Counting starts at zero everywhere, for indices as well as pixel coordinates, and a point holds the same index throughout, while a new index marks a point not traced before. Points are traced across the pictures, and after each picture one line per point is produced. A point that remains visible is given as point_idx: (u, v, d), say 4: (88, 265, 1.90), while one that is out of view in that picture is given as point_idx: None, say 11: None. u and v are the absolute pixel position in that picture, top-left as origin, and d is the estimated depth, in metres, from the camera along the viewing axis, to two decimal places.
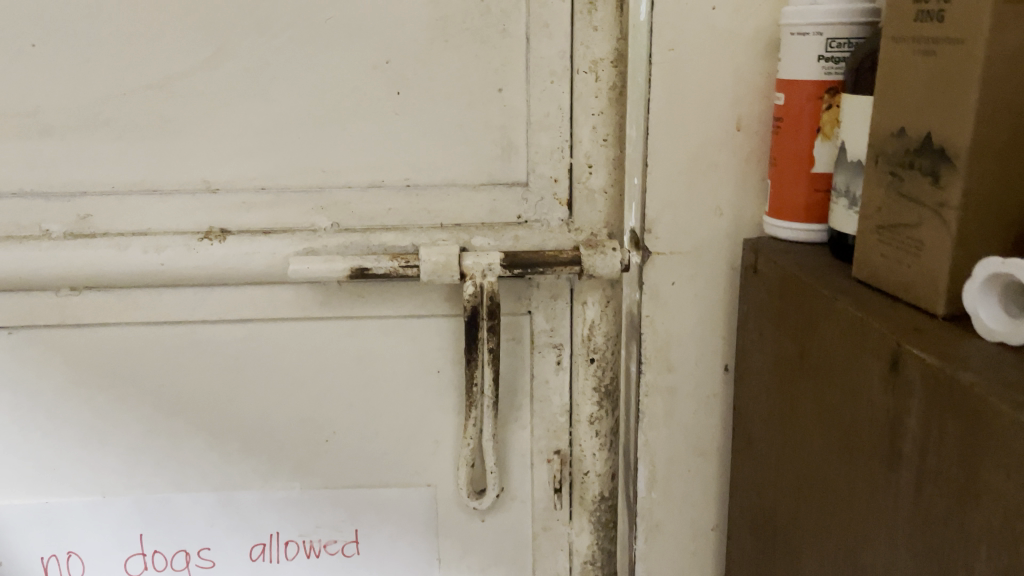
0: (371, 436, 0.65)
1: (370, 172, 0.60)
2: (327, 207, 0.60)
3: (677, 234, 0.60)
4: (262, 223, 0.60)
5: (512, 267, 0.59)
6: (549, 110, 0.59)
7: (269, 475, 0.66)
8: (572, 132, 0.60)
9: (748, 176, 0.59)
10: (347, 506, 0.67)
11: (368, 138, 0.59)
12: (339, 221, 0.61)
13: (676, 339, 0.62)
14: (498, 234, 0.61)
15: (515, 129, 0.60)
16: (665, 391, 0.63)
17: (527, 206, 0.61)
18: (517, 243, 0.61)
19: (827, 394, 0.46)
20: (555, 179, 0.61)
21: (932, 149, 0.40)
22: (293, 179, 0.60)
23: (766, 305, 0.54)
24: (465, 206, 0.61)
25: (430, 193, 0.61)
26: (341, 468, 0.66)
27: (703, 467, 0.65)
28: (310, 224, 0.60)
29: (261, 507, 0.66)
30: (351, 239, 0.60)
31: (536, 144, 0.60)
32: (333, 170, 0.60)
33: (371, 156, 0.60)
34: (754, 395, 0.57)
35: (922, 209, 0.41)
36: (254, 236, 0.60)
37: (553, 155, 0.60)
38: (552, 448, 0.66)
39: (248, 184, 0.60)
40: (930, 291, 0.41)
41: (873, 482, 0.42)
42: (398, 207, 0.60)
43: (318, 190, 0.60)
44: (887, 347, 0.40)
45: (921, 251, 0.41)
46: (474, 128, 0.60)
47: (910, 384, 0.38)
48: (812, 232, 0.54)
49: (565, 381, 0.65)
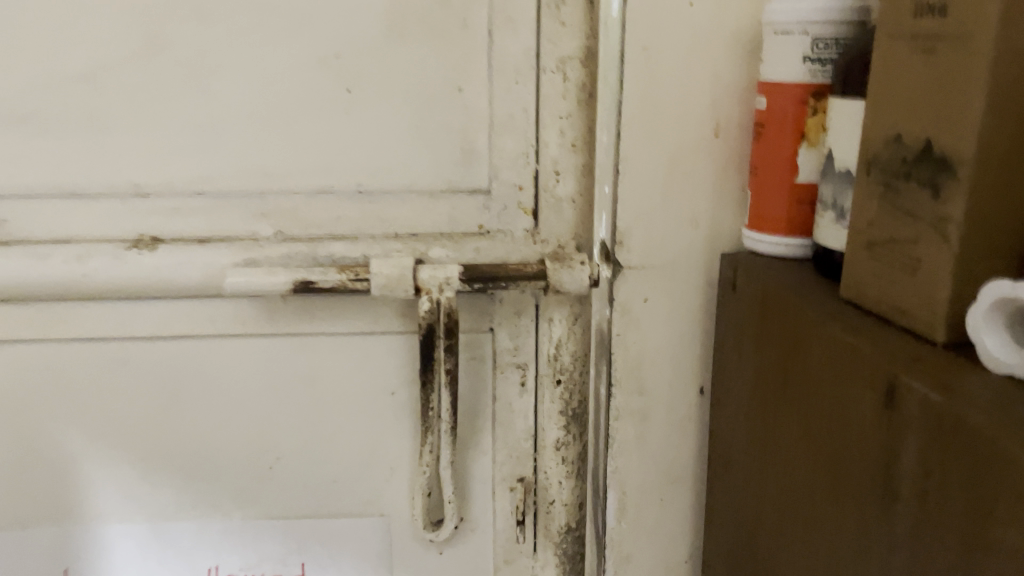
0: (318, 463, 0.60)
1: (318, 177, 0.55)
2: (269, 213, 0.55)
3: (650, 247, 0.56)
4: (200, 230, 0.55)
5: (471, 281, 0.54)
6: (513, 111, 0.55)
7: (206, 506, 0.60)
8: (538, 136, 0.55)
9: (725, 186, 0.55)
10: (294, 538, 0.61)
11: (316, 140, 0.54)
12: (283, 230, 0.56)
13: (648, 360, 0.58)
14: (457, 246, 0.57)
15: (477, 131, 0.55)
16: (637, 415, 0.59)
17: (488, 216, 0.57)
18: (478, 256, 0.57)
19: (812, 426, 0.42)
20: (519, 186, 0.56)
21: (932, 158, 0.36)
22: (233, 183, 0.55)
23: (746, 325, 0.50)
24: (422, 215, 0.56)
25: (384, 200, 0.56)
26: (286, 498, 0.61)
27: (677, 497, 0.61)
28: (251, 233, 0.55)
29: (198, 540, 0.61)
30: (296, 249, 0.55)
31: (499, 148, 0.55)
32: (277, 174, 0.55)
33: (319, 158, 0.55)
34: (732, 421, 0.53)
35: (920, 223, 0.37)
36: (189, 245, 0.55)
37: (517, 160, 0.56)
38: (516, 476, 0.61)
39: (183, 189, 0.54)
40: (928, 315, 0.37)
41: (865, 526, 0.37)
42: (348, 215, 0.56)
43: (260, 196, 0.55)
44: (881, 378, 0.36)
45: (918, 270, 0.37)
46: (432, 129, 0.55)
47: (907, 420, 0.34)
48: (795, 247, 0.50)
49: (530, 404, 0.60)
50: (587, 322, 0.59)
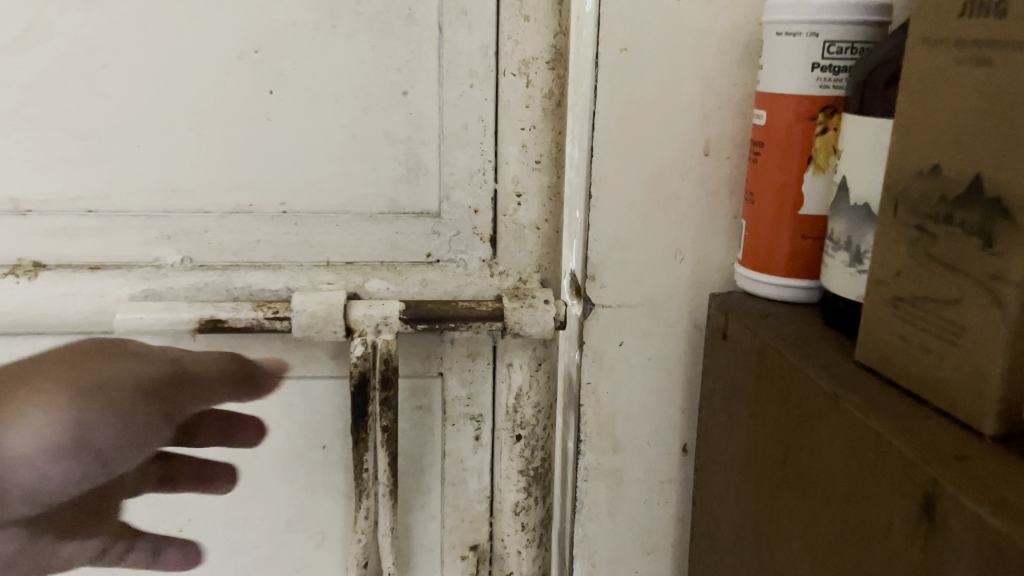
0: (236, 526, 0.51)
1: (233, 194, 0.47)
2: (175, 236, 0.47)
3: (626, 283, 0.47)
4: (94, 255, 0.47)
5: (414, 322, 0.45)
6: (467, 121, 0.47)
7: None
8: (497, 151, 0.47)
9: (716, 213, 0.47)
10: None
11: (231, 152, 0.46)
12: (191, 256, 0.47)
13: (623, 413, 0.50)
14: (400, 277, 0.48)
15: (424, 143, 0.47)
16: (609, 476, 0.51)
17: (438, 243, 0.49)
18: (423, 290, 0.48)
19: (821, 522, 0.34)
20: (475, 210, 0.48)
21: (981, 199, 0.28)
22: (132, 201, 0.46)
23: (739, 383, 0.42)
24: (358, 240, 0.48)
25: (311, 223, 0.48)
26: (195, 566, 0.52)
27: (654, 568, 0.53)
28: (153, 259, 0.47)
29: None
30: (205, 276, 0.47)
31: (450, 163, 0.47)
32: (185, 189, 0.47)
33: (236, 174, 0.47)
34: (721, 493, 0.45)
35: (963, 279, 0.29)
36: (78, 272, 0.46)
37: (472, 179, 0.48)
38: (469, 544, 0.54)
39: (72, 206, 0.46)
40: (974, 397, 0.29)
41: None
42: (270, 240, 0.47)
43: (165, 217, 0.47)
44: (917, 483, 0.27)
45: (960, 339, 0.29)
46: (370, 141, 0.47)
47: (954, 547, 0.26)
48: (796, 290, 0.42)
49: (485, 462, 0.52)
50: (553, 367, 0.50)
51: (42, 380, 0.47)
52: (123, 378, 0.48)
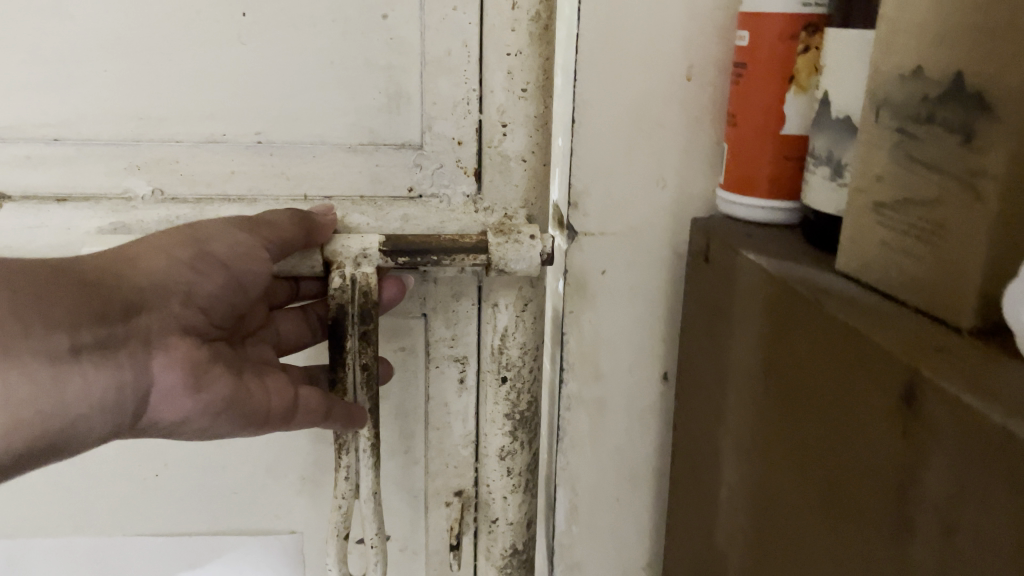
0: (214, 471, 0.54)
1: (208, 123, 0.46)
2: (146, 166, 0.47)
3: (609, 211, 0.48)
4: (63, 184, 0.46)
5: (393, 254, 0.45)
6: (450, 48, 0.46)
7: (84, 518, 0.54)
8: (481, 79, 0.47)
9: (698, 140, 0.46)
10: (186, 555, 0.56)
11: (208, 78, 0.45)
12: (162, 187, 0.47)
13: (606, 341, 0.50)
14: (380, 213, 0.48)
15: (406, 71, 0.47)
16: (591, 404, 0.51)
17: (419, 176, 0.49)
18: (405, 224, 0.48)
19: (801, 424, 0.34)
20: (458, 141, 0.48)
21: (964, 97, 0.28)
22: (99, 129, 0.46)
23: (720, 302, 0.42)
24: (338, 170, 0.48)
25: (288, 153, 0.47)
26: (176, 506, 0.55)
27: (634, 496, 0.53)
28: (123, 191, 0.47)
29: (73, 557, 0.55)
30: (178, 209, 0.46)
31: (433, 92, 0.47)
32: (155, 117, 0.46)
33: (210, 102, 0.46)
34: (703, 414, 0.45)
35: (944, 178, 0.29)
36: (44, 203, 0.46)
37: (456, 109, 0.47)
38: (453, 489, 0.54)
39: (37, 134, 0.46)
40: (952, 294, 0.29)
41: (866, 555, 0.30)
42: (245, 170, 0.47)
43: (134, 146, 0.46)
44: (896, 373, 0.28)
45: (941, 237, 0.30)
46: (349, 68, 0.46)
47: (932, 429, 0.26)
48: (776, 211, 0.43)
49: (469, 404, 0.53)
50: (539, 309, 0.49)
51: (69, 280, 0.35)
52: (218, 234, 0.41)
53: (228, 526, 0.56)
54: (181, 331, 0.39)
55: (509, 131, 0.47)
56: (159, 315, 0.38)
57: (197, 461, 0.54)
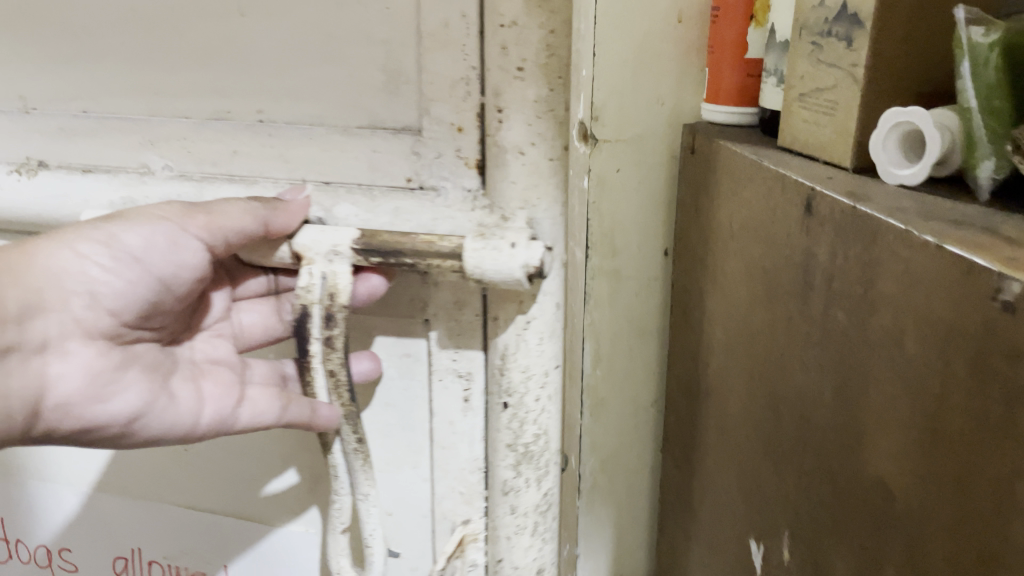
0: (233, 468, 0.74)
1: (256, 100, 0.62)
2: (159, 144, 0.65)
3: (622, 123, 0.64)
4: (116, 162, 0.66)
5: (366, 252, 0.58)
6: (449, 19, 0.56)
7: (143, 494, 0.78)
8: (480, 60, 0.56)
9: (688, 67, 0.63)
10: (205, 534, 0.76)
11: (222, 52, 0.61)
12: (171, 163, 0.65)
13: (620, 225, 0.66)
14: (372, 204, 0.61)
15: (404, 45, 0.58)
16: (609, 275, 0.68)
17: (419, 164, 0.61)
18: (396, 217, 0.61)
19: (750, 252, 0.51)
20: (458, 126, 0.58)
21: (847, 18, 0.44)
22: (123, 105, 0.65)
23: (700, 181, 0.59)
24: (331, 152, 0.62)
25: (279, 132, 0.63)
26: (205, 487, 0.76)
27: (643, 346, 0.70)
28: (142, 165, 0.66)
29: (130, 524, 0.78)
30: (181, 185, 0.64)
31: (431, 65, 0.57)
32: (169, 93, 0.64)
33: (264, 79, 0.62)
34: (691, 269, 0.62)
35: (838, 71, 0.45)
36: (74, 172, 0.67)
37: (456, 88, 0.57)
38: (461, 514, 0.69)
39: (71, 107, 0.66)
40: (842, 147, 0.45)
41: (789, 315, 0.46)
42: (272, 160, 0.63)
43: (156, 131, 0.65)
44: (804, 194, 0.44)
45: (836, 109, 0.46)
46: (356, 49, 0.59)
47: (821, 222, 0.42)
48: (742, 115, 0.59)
49: (474, 426, 0.67)
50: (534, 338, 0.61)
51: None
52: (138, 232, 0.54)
53: (256, 512, 0.75)
54: (85, 337, 0.54)
55: (505, 116, 0.56)
56: (58, 320, 0.53)
57: (222, 458, 0.74)
